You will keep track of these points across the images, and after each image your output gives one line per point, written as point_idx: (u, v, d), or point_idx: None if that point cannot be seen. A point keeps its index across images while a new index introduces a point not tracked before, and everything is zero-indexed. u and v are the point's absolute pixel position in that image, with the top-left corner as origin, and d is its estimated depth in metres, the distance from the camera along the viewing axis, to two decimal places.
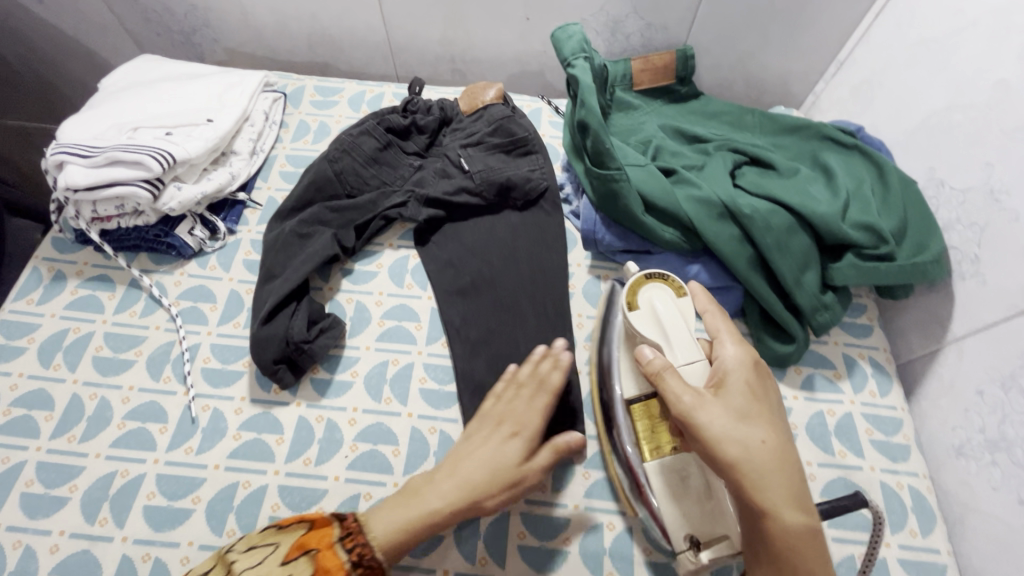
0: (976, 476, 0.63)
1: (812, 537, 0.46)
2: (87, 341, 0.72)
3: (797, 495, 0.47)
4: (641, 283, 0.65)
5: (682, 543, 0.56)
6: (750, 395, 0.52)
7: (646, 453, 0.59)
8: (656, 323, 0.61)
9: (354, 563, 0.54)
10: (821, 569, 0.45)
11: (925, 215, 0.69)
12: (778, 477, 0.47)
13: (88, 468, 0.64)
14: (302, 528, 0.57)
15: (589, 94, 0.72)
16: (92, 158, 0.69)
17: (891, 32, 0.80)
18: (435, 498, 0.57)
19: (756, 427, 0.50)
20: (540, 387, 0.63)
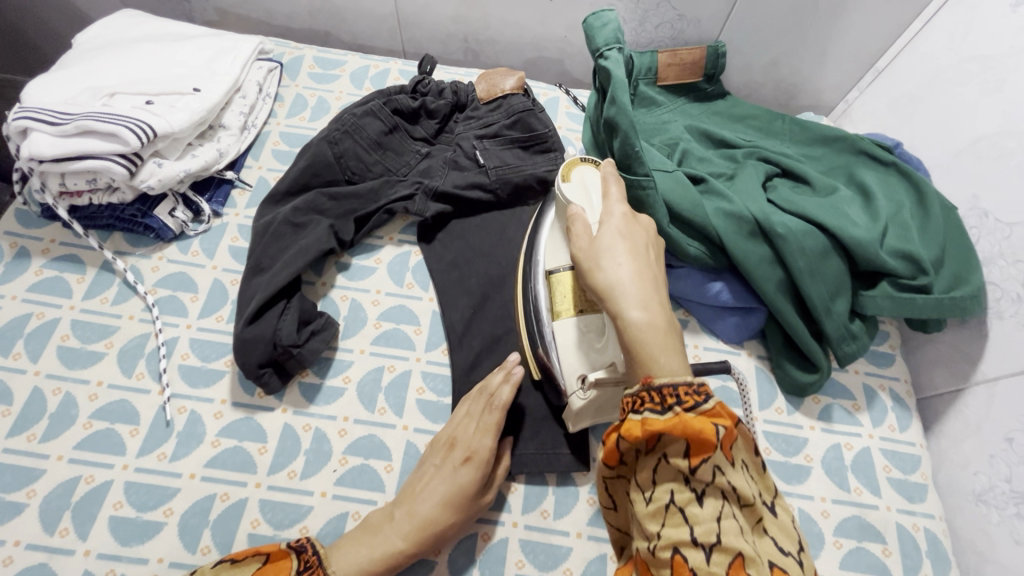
0: (996, 524, 0.60)
1: (657, 332, 0.46)
2: (52, 329, 0.65)
3: (652, 307, 0.47)
4: (575, 164, 0.63)
5: (573, 386, 0.58)
6: (625, 234, 0.52)
7: (560, 312, 0.60)
8: (580, 188, 0.61)
9: None
10: (662, 364, 0.45)
11: (966, 246, 0.65)
12: (635, 290, 0.48)
13: (48, 472, 0.58)
14: (258, 562, 0.50)
15: (620, 90, 0.69)
16: (61, 126, 0.62)
17: (939, 44, 0.74)
18: (395, 534, 0.53)
19: (620, 257, 0.50)
20: (497, 405, 0.59)
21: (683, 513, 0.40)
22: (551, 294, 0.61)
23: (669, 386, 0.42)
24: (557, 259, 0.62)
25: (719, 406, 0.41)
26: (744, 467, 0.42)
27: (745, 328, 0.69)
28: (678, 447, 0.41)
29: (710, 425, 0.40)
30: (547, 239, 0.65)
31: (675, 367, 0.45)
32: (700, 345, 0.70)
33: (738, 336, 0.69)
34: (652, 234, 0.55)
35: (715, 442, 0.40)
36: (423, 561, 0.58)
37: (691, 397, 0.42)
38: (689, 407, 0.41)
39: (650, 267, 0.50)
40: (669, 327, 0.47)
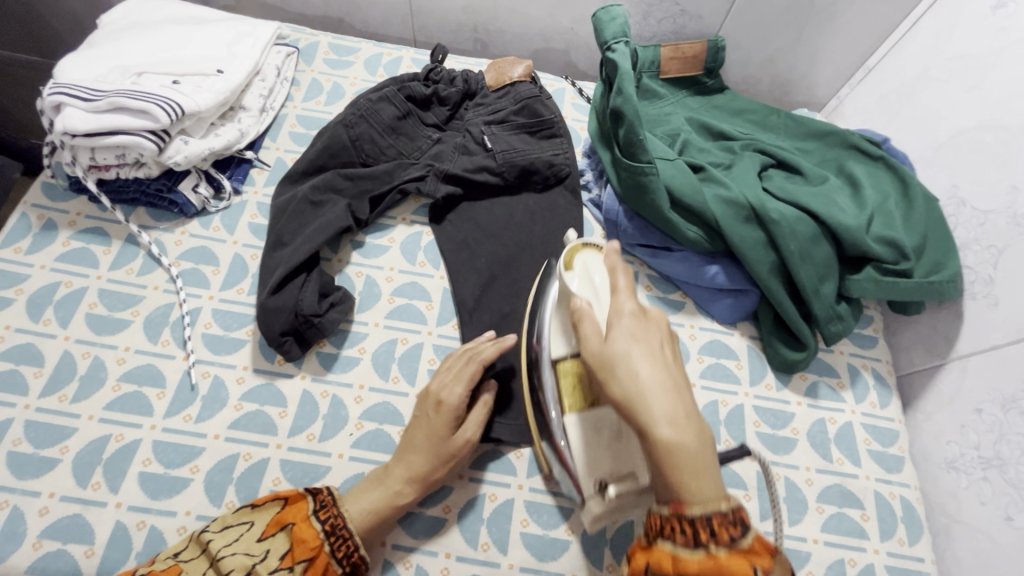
0: (965, 490, 0.65)
1: (691, 457, 0.40)
2: (80, 297, 0.68)
3: (681, 421, 0.41)
4: (577, 250, 0.62)
5: (591, 488, 0.55)
6: (638, 334, 0.46)
7: (568, 406, 0.58)
8: (584, 283, 0.59)
9: (328, 533, 0.55)
10: (697, 487, 0.40)
11: (945, 234, 0.69)
12: (658, 400, 0.42)
13: (80, 431, 0.61)
14: (278, 504, 0.56)
15: (626, 81, 0.73)
16: (93, 102, 0.64)
17: (925, 43, 0.79)
18: (394, 478, 0.58)
19: (637, 361, 0.44)
20: (473, 359, 0.63)
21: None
22: (560, 383, 0.59)
23: (702, 517, 0.39)
24: (563, 346, 0.61)
25: (756, 540, 0.39)
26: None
27: (738, 308, 0.73)
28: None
29: (748, 566, 0.37)
30: (553, 323, 0.62)
31: (713, 494, 0.40)
32: (695, 325, 0.75)
33: (732, 317, 0.74)
34: (670, 332, 0.48)
35: None
36: (435, 519, 0.62)
37: (727, 529, 0.38)
38: (723, 541, 0.38)
39: (672, 369, 0.44)
40: (703, 438, 0.42)
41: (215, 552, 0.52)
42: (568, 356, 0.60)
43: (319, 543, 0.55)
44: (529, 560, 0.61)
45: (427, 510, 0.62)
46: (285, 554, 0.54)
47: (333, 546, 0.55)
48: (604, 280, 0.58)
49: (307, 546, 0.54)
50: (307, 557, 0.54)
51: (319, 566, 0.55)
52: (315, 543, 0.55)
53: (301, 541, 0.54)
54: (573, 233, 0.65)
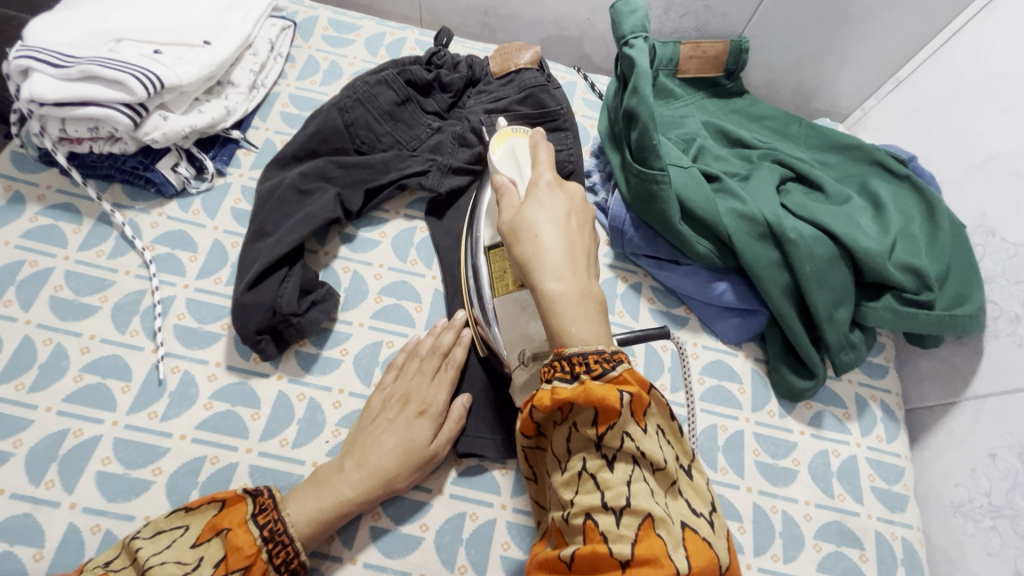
0: (971, 536, 0.61)
1: (578, 301, 0.44)
2: (45, 278, 0.64)
3: (572, 278, 0.45)
4: (506, 134, 0.61)
5: (515, 362, 0.58)
6: (546, 204, 0.49)
7: (500, 288, 0.60)
8: (507, 156, 0.59)
9: (266, 539, 0.50)
10: (577, 331, 0.43)
11: (971, 265, 0.65)
12: (555, 258, 0.45)
13: (36, 423, 0.57)
14: (215, 507, 0.52)
15: (643, 80, 0.68)
16: (65, 69, 0.59)
17: (963, 56, 0.74)
18: (344, 485, 0.54)
19: (543, 227, 0.47)
20: (449, 362, 0.63)
21: (595, 480, 0.41)
22: (491, 269, 0.62)
23: (578, 354, 0.42)
24: (493, 233, 0.63)
25: (627, 371, 0.42)
26: (658, 433, 0.43)
27: (744, 329, 0.69)
28: (588, 416, 0.41)
29: (616, 394, 0.40)
30: (488, 208, 0.65)
31: (593, 334, 0.43)
32: (698, 344, 0.71)
33: (737, 337, 0.70)
34: (581, 200, 0.51)
35: (618, 411, 0.40)
36: (411, 536, 0.58)
37: (601, 363, 0.41)
38: (597, 372, 0.41)
39: (571, 232, 0.48)
40: (591, 296, 0.45)
41: (143, 561, 0.47)
42: (497, 245, 0.62)
43: (257, 550, 0.50)
44: None
45: (402, 528, 0.58)
46: (219, 563, 0.49)
47: (272, 551, 0.50)
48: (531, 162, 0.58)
49: (242, 554, 0.49)
50: (242, 566, 0.49)
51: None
52: (251, 551, 0.49)
53: (236, 549, 0.49)
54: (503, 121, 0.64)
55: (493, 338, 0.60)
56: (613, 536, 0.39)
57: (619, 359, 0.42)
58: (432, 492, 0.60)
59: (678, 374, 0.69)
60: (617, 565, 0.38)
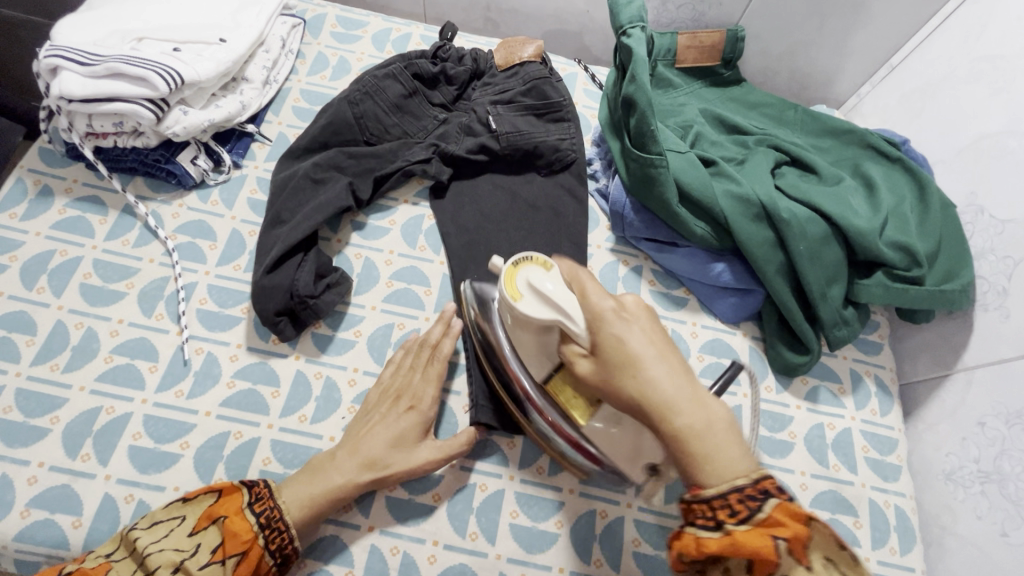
0: (962, 502, 0.64)
1: (711, 431, 0.44)
2: (75, 267, 0.67)
3: (695, 408, 0.44)
4: (513, 273, 0.59)
5: (641, 475, 0.56)
6: (626, 335, 0.48)
7: (578, 419, 0.57)
8: (529, 292, 0.56)
9: (262, 526, 0.53)
10: (712, 467, 0.43)
11: (959, 242, 0.67)
12: (669, 389, 0.45)
13: (71, 401, 0.61)
14: (211, 497, 0.54)
15: (640, 68, 0.70)
16: (91, 67, 0.63)
17: (953, 40, 0.76)
18: (336, 474, 0.57)
19: (642, 363, 0.46)
20: (434, 359, 0.65)
21: None
22: (556, 402, 0.58)
23: (718, 497, 0.41)
24: (542, 368, 0.59)
25: (778, 508, 0.40)
26: (823, 568, 0.39)
27: (741, 308, 0.71)
28: (740, 562, 0.40)
29: (767, 541, 0.38)
30: (521, 346, 0.59)
31: (734, 468, 0.42)
32: (698, 323, 0.73)
33: (735, 316, 0.72)
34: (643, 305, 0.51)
35: (774, 559, 0.38)
36: (424, 506, 0.61)
37: (745, 503, 0.41)
38: (743, 517, 0.40)
39: (663, 350, 0.47)
40: (719, 420, 0.45)
41: (142, 549, 0.51)
42: (552, 373, 0.59)
43: (253, 536, 0.53)
44: (517, 551, 0.60)
45: (415, 498, 0.62)
46: (217, 548, 0.52)
47: (268, 537, 0.53)
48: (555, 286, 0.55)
49: (239, 540, 0.52)
50: (240, 551, 0.52)
51: (253, 560, 0.52)
52: (248, 536, 0.53)
53: (232, 535, 0.52)
54: (497, 259, 0.62)
55: (600, 461, 0.56)
56: None
57: (767, 488, 0.41)
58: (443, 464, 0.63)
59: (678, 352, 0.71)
60: None
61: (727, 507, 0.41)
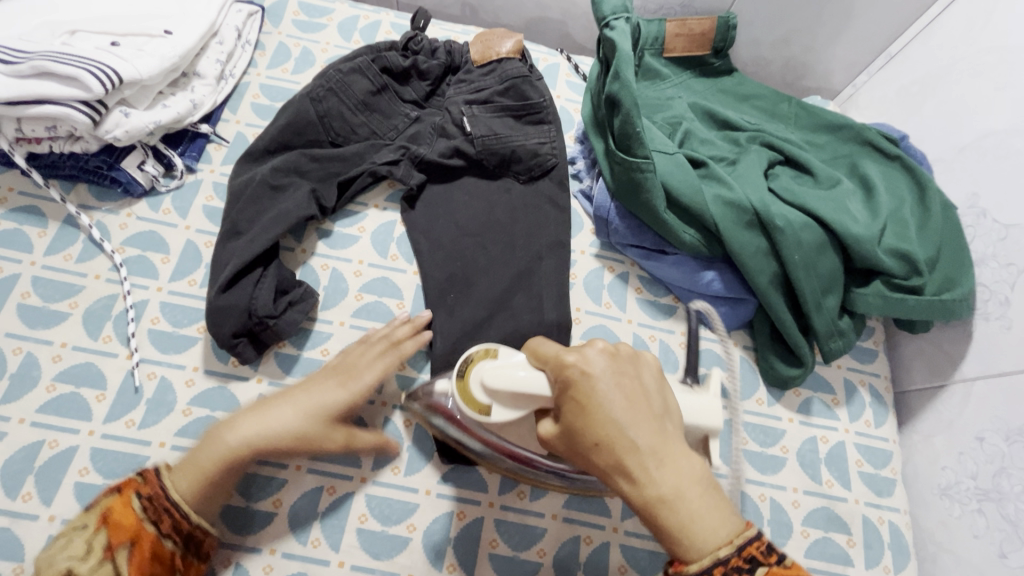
0: (958, 519, 0.61)
1: (691, 492, 0.38)
2: (12, 285, 0.62)
3: (664, 466, 0.38)
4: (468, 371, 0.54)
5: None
6: (590, 396, 0.40)
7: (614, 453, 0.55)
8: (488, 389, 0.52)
9: (146, 511, 0.49)
10: (691, 535, 0.37)
11: (960, 247, 0.64)
12: (639, 442, 0.38)
13: (9, 435, 0.56)
14: (106, 494, 0.50)
15: (624, 63, 0.65)
16: (16, 66, 0.57)
17: (956, 29, 0.72)
18: (241, 432, 0.52)
19: (609, 419, 0.39)
20: (390, 343, 0.62)
21: None
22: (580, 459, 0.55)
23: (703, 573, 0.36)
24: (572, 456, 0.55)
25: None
26: None
27: (733, 318, 0.68)
28: None
29: None
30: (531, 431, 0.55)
31: (716, 533, 0.37)
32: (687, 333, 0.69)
33: (726, 326, 0.68)
34: (616, 352, 0.42)
35: None
36: (398, 537, 0.58)
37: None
38: None
39: (636, 400, 0.40)
40: (692, 475, 0.38)
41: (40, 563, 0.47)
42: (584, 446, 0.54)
43: (139, 523, 0.48)
44: None
45: (388, 529, 0.58)
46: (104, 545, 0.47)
47: (158, 523, 0.49)
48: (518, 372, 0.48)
49: (126, 528, 0.48)
50: (130, 541, 0.47)
51: (145, 548, 0.48)
52: (134, 523, 0.48)
53: (120, 527, 0.48)
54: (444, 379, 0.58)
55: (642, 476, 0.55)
56: None
57: (752, 553, 0.36)
58: (418, 491, 0.60)
59: (666, 365, 0.67)
60: None
61: None
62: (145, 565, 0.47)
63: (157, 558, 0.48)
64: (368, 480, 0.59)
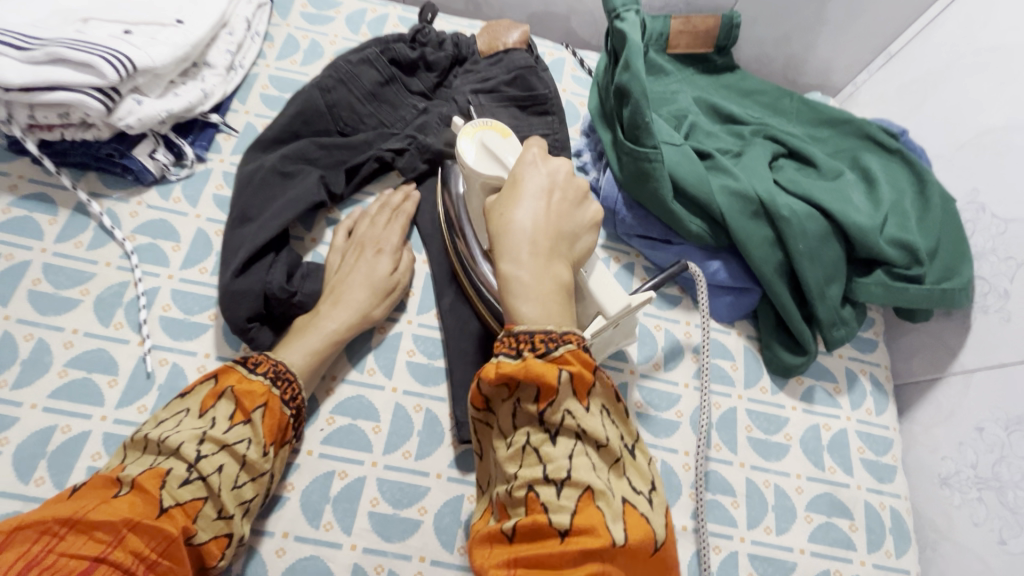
0: (958, 506, 0.63)
1: (543, 285, 0.43)
2: (23, 272, 0.62)
3: (533, 260, 0.43)
4: (472, 133, 0.55)
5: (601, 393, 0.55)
6: (521, 188, 0.46)
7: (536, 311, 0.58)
8: (481, 153, 0.53)
9: (272, 379, 0.54)
10: (527, 303, 0.42)
11: (959, 239, 0.66)
12: (526, 230, 0.44)
13: (22, 420, 0.56)
14: (210, 381, 0.52)
15: (634, 55, 0.66)
16: (30, 52, 0.57)
17: (955, 30, 0.74)
18: (294, 354, 0.57)
19: (518, 210, 0.44)
20: (393, 249, 0.66)
21: (538, 453, 0.41)
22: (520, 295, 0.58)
23: (526, 333, 0.42)
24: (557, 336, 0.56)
25: (571, 352, 0.41)
26: (602, 412, 0.43)
27: (737, 307, 0.69)
28: (530, 393, 0.41)
29: (554, 371, 0.40)
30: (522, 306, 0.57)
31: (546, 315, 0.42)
32: (691, 322, 0.71)
33: (730, 315, 0.70)
34: (567, 175, 0.48)
35: (554, 386, 0.40)
36: (409, 520, 0.58)
37: (545, 342, 0.41)
38: (540, 351, 0.41)
39: (549, 207, 0.45)
40: (554, 278, 0.43)
41: (158, 438, 0.48)
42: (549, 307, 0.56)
43: (267, 390, 0.53)
44: None
45: (400, 513, 0.58)
46: (234, 413, 0.51)
47: (282, 390, 0.54)
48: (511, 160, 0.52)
49: (257, 395, 0.52)
50: (262, 403, 0.52)
51: (276, 411, 0.53)
52: (264, 390, 0.53)
53: (248, 393, 0.52)
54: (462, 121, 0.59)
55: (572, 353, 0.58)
56: (553, 507, 0.38)
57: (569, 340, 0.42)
58: (429, 475, 0.60)
59: (671, 353, 0.68)
60: (554, 533, 0.38)
61: (528, 343, 0.41)
62: (276, 427, 0.52)
63: (279, 424, 0.53)
64: (380, 464, 0.60)
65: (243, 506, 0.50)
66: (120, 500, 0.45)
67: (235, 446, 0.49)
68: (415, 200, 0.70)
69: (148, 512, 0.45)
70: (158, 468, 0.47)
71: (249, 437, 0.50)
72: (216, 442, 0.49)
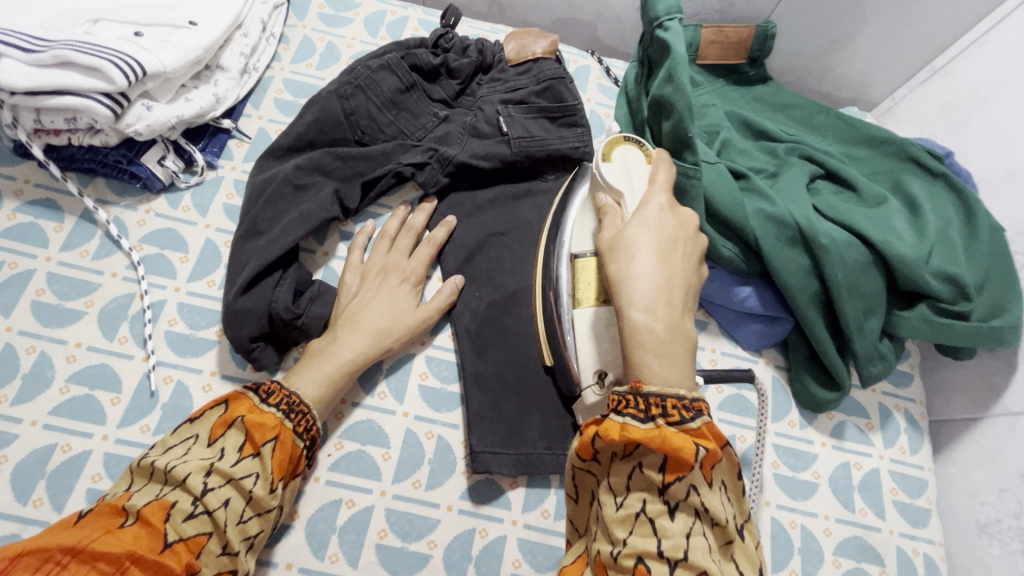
0: (997, 554, 0.59)
1: (669, 336, 0.42)
2: (25, 282, 0.59)
3: (663, 313, 0.43)
4: (617, 143, 0.58)
5: (590, 379, 0.54)
6: (653, 224, 0.47)
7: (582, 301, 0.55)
8: (618, 168, 0.56)
9: (285, 412, 0.51)
10: (659, 369, 0.42)
11: (1010, 273, 0.62)
12: (645, 286, 0.43)
13: (21, 437, 0.54)
14: (222, 407, 0.50)
15: (679, 65, 0.62)
16: (36, 54, 0.54)
17: (1006, 46, 0.69)
18: (309, 383, 0.54)
19: (641, 251, 0.45)
20: (417, 280, 0.63)
21: (653, 524, 0.38)
22: (573, 278, 0.57)
23: (656, 395, 0.40)
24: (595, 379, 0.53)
25: (705, 426, 0.40)
26: (721, 488, 0.41)
27: (767, 336, 0.65)
28: (654, 460, 0.39)
29: (692, 445, 0.38)
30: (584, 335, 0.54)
31: (673, 377, 0.42)
32: (717, 350, 0.67)
33: (759, 344, 0.66)
34: (693, 230, 0.49)
35: (691, 462, 0.38)
36: (417, 554, 0.56)
37: (679, 411, 0.40)
38: (673, 420, 0.40)
39: (672, 260, 0.45)
40: (683, 335, 0.43)
41: (164, 468, 0.46)
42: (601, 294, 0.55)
43: (280, 421, 0.51)
44: None
45: (409, 545, 0.56)
46: (244, 445, 0.49)
47: (295, 421, 0.52)
48: (640, 178, 0.55)
49: (268, 427, 0.50)
50: (273, 437, 0.49)
51: (288, 445, 0.50)
52: (276, 422, 0.50)
53: (259, 426, 0.49)
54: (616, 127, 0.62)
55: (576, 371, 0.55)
56: None
57: (698, 410, 0.41)
58: (439, 506, 0.58)
59: None
60: None
61: (656, 403, 0.40)
62: (286, 462, 0.49)
63: (291, 456, 0.51)
64: (388, 493, 0.57)
65: (248, 541, 0.47)
66: (124, 531, 0.43)
67: (242, 480, 0.47)
68: (449, 227, 0.67)
69: (152, 545, 0.43)
70: (162, 500, 0.45)
71: (257, 471, 0.48)
72: (223, 475, 0.47)
